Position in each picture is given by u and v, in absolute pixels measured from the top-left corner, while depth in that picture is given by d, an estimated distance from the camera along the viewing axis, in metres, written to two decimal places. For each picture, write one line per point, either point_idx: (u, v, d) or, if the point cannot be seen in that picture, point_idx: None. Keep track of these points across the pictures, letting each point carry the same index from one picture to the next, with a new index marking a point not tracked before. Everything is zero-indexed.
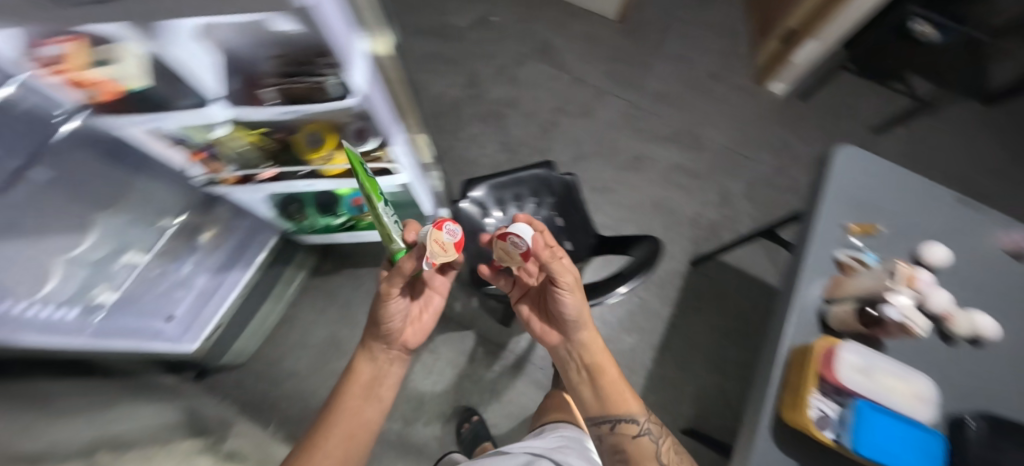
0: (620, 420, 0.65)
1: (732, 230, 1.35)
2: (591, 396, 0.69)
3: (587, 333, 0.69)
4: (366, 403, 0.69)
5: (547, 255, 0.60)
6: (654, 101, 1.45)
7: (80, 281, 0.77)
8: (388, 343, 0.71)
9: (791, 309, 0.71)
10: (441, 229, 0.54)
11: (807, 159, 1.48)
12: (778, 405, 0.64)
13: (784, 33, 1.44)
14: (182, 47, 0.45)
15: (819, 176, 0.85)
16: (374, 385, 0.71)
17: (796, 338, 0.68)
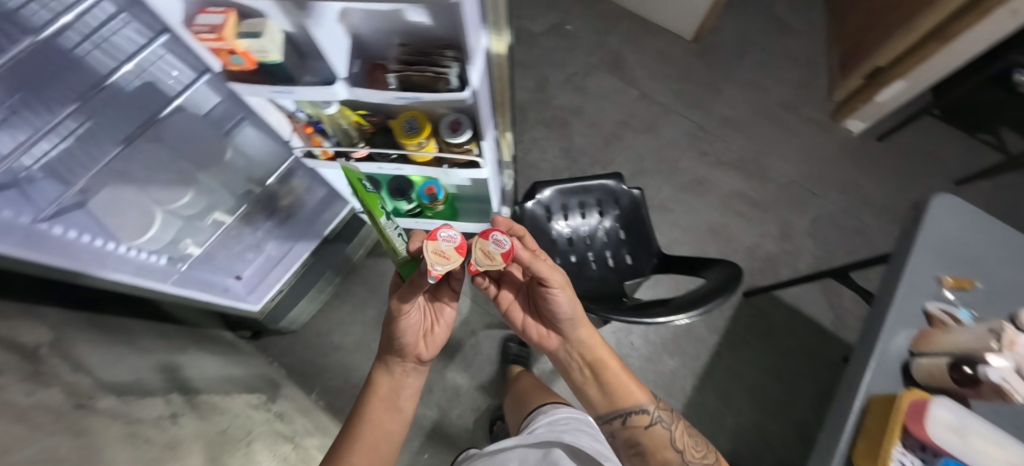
0: (631, 413, 0.71)
1: (792, 266, 1.30)
2: (598, 393, 0.75)
3: (585, 332, 0.76)
4: (387, 416, 0.72)
5: (530, 258, 0.63)
6: (721, 125, 1.43)
7: (173, 232, 0.83)
8: (401, 361, 0.74)
9: (871, 355, 0.67)
10: (437, 238, 0.55)
11: (879, 202, 1.41)
12: (851, 451, 0.61)
13: (869, 71, 1.33)
14: (323, 29, 0.46)
15: (908, 222, 0.80)
16: (392, 397, 0.74)
17: (875, 387, 0.65)
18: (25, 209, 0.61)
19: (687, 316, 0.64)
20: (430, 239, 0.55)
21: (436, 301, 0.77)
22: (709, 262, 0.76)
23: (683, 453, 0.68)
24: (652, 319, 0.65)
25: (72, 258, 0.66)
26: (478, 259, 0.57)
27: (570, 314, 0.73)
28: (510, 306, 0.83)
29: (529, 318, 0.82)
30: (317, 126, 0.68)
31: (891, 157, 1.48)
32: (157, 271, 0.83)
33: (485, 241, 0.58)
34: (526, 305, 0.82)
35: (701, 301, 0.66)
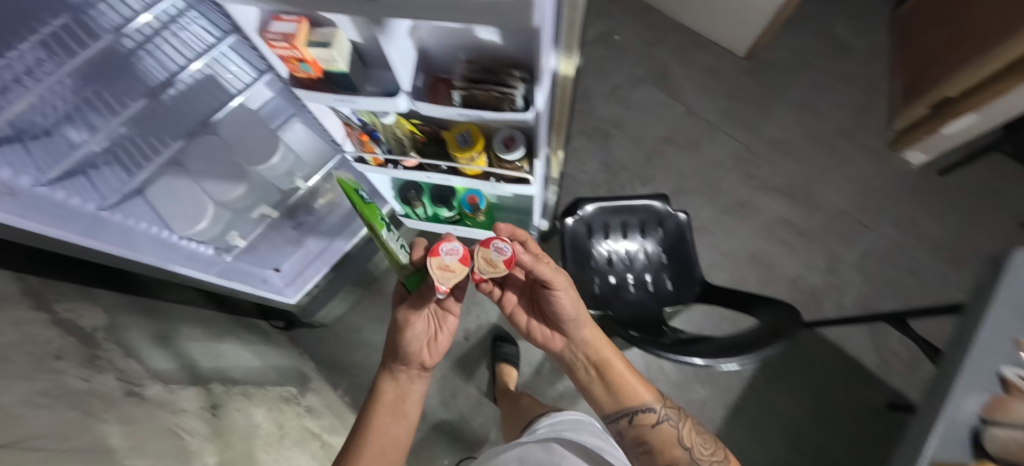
0: (637, 411, 0.69)
1: (837, 301, 1.23)
2: (603, 392, 0.74)
3: (589, 332, 0.74)
4: (393, 422, 0.70)
5: (534, 260, 0.63)
6: (769, 147, 1.38)
7: (223, 225, 0.87)
8: (403, 370, 0.73)
9: (937, 419, 0.59)
10: (439, 253, 0.56)
11: (940, 241, 1.31)
12: None
13: (937, 101, 1.23)
14: (393, 45, 0.45)
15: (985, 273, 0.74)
16: (400, 404, 0.73)
17: (939, 454, 0.58)
18: (92, 197, 0.65)
19: (733, 363, 0.56)
20: (434, 257, 0.56)
21: (441, 308, 0.75)
22: (762, 301, 0.72)
23: (692, 451, 0.65)
24: (682, 360, 0.58)
25: (128, 247, 0.68)
26: (480, 267, 0.57)
27: (574, 315, 0.72)
28: (514, 309, 0.81)
29: (533, 320, 0.80)
30: (372, 134, 0.67)
31: (954, 194, 1.36)
32: (207, 260, 0.86)
33: (486, 249, 0.57)
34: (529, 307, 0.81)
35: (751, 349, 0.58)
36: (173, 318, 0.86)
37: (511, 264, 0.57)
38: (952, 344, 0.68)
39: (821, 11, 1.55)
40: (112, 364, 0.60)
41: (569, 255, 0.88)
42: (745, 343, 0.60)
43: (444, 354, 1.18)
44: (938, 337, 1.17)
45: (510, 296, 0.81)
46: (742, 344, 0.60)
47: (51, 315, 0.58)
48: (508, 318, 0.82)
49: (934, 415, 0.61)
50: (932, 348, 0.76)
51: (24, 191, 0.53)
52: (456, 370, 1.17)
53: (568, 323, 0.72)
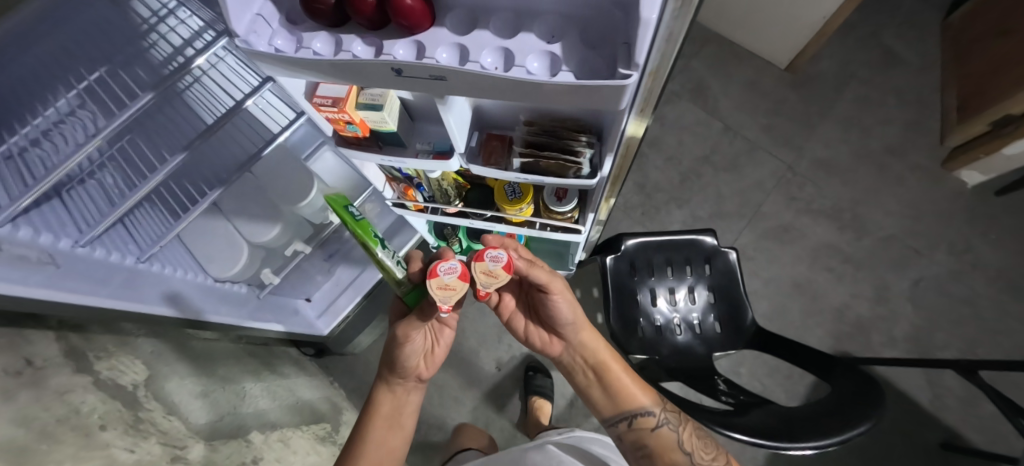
0: (635, 415, 0.61)
1: (886, 333, 1.16)
2: (602, 395, 0.66)
3: (583, 330, 0.68)
4: (391, 433, 0.66)
5: (526, 264, 0.57)
6: (812, 167, 1.32)
7: (258, 263, 0.87)
8: (401, 381, 0.68)
9: None
10: (438, 273, 0.48)
11: (1011, 270, 1.19)
12: None
13: (996, 118, 1.12)
14: (451, 114, 0.42)
15: None
16: (394, 419, 0.67)
17: None
18: (130, 249, 0.64)
19: (801, 449, 0.48)
20: (438, 286, 0.48)
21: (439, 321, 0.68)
22: (837, 364, 0.64)
23: (693, 456, 0.58)
24: (729, 434, 0.51)
25: (170, 303, 0.66)
26: (483, 282, 0.49)
27: (570, 316, 0.65)
28: (512, 315, 0.73)
29: (530, 325, 0.73)
30: (419, 188, 0.66)
31: (1018, 216, 1.23)
32: (241, 299, 0.87)
33: (482, 262, 0.49)
34: (527, 311, 0.73)
35: (822, 431, 0.50)
36: (215, 356, 0.88)
37: (508, 269, 0.49)
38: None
39: (871, 19, 1.46)
40: (159, 425, 0.60)
41: (612, 294, 0.85)
42: (815, 420, 0.52)
43: (477, 384, 1.18)
44: (1007, 378, 1.05)
45: (507, 300, 0.72)
46: (811, 423, 0.52)
47: (95, 378, 0.56)
48: (504, 324, 0.75)
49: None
50: (1016, 411, 0.72)
51: (64, 255, 0.51)
52: (489, 402, 1.18)
53: (564, 326, 0.66)
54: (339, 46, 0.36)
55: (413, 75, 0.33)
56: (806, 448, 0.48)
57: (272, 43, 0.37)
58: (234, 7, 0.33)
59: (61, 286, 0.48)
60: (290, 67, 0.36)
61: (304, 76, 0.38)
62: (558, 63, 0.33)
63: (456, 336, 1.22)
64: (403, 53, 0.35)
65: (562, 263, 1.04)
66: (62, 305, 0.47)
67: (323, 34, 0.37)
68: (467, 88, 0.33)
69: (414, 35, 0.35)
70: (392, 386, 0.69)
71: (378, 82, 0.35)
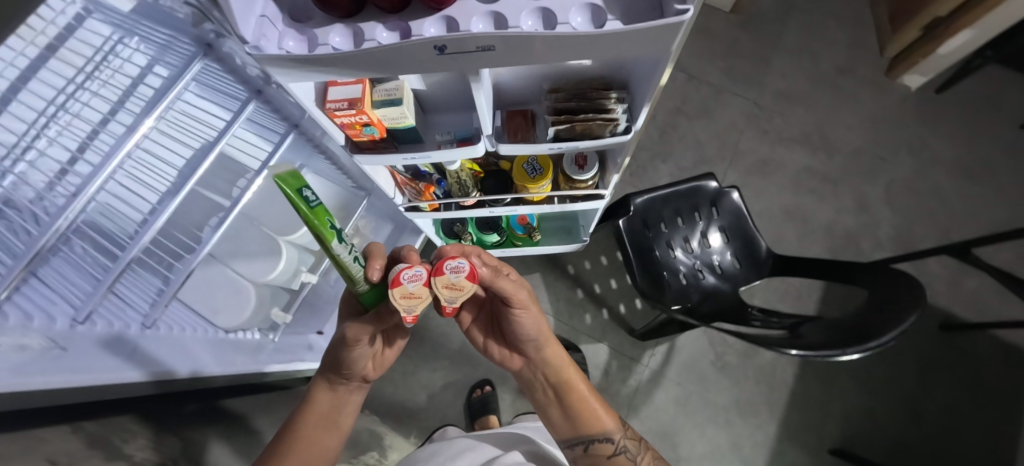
0: (594, 441, 0.60)
1: (873, 238, 1.26)
2: (559, 416, 0.63)
3: (550, 348, 0.62)
4: (325, 434, 0.58)
5: (491, 274, 0.49)
6: (776, 99, 1.39)
7: (268, 304, 0.80)
8: (345, 381, 0.60)
9: None
10: (400, 280, 0.41)
11: (963, 157, 1.31)
12: None
13: (927, 22, 1.21)
14: (482, 92, 0.40)
15: None
16: (328, 420, 0.59)
17: None
18: (130, 316, 0.57)
19: (852, 353, 0.49)
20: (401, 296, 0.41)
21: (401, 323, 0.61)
22: (864, 269, 0.67)
23: None
24: (782, 349, 0.52)
25: (195, 362, 0.63)
26: (449, 298, 0.43)
27: (535, 334, 0.60)
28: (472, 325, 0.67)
29: (490, 338, 0.68)
30: (440, 183, 0.64)
31: (961, 108, 1.35)
32: (254, 347, 0.80)
33: (442, 275, 0.42)
34: (490, 322, 0.68)
35: (878, 332, 0.51)
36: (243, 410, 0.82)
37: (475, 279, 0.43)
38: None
39: None
40: None
41: (632, 255, 0.86)
42: (870, 327, 0.53)
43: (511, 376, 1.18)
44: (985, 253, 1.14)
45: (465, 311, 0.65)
46: (864, 331, 0.53)
47: (130, 463, 0.51)
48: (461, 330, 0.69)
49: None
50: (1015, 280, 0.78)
51: (65, 336, 0.46)
52: None
53: (524, 340, 0.61)
54: (359, 38, 0.33)
55: (456, 51, 0.31)
56: (848, 354, 0.49)
57: (282, 46, 0.33)
58: (238, 10, 0.29)
59: (77, 369, 0.43)
60: (311, 68, 0.33)
61: (325, 78, 0.35)
62: (602, 13, 0.32)
63: None
64: (434, 32, 0.32)
65: (574, 238, 1.04)
66: (76, 388, 0.43)
67: (338, 26, 0.34)
68: (515, 54, 0.32)
69: (442, 11, 0.33)
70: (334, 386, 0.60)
71: (415, 67, 0.33)
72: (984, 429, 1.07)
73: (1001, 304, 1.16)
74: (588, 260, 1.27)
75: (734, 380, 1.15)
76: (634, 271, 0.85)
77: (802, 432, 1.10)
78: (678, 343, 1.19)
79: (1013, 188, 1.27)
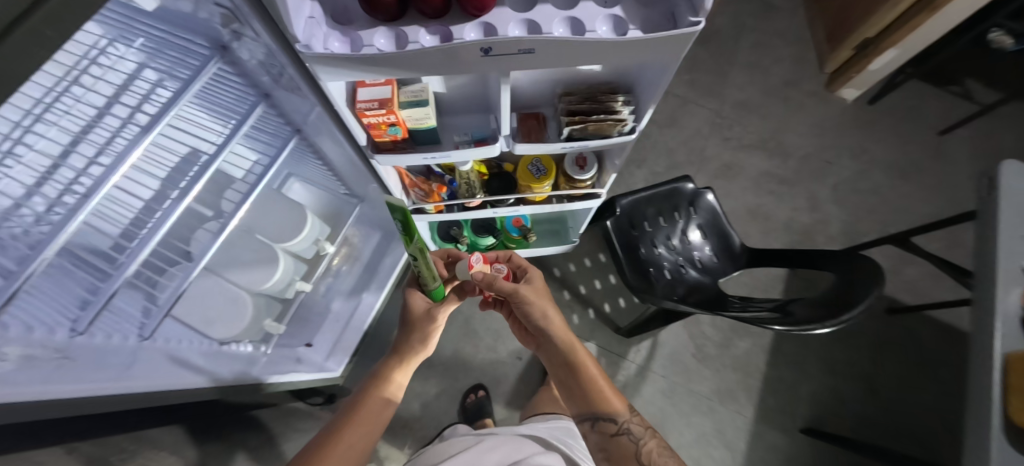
0: (597, 418, 0.61)
1: (825, 233, 1.40)
2: (569, 395, 0.66)
3: (557, 326, 0.67)
4: (386, 407, 0.65)
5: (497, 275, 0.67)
6: (735, 109, 1.53)
7: (261, 315, 0.78)
8: (412, 361, 0.71)
9: (994, 311, 0.68)
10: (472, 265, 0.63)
11: (890, 161, 1.50)
12: (1005, 408, 0.62)
13: (859, 42, 1.40)
14: (506, 97, 0.44)
15: (981, 194, 0.80)
16: (386, 404, 0.65)
17: (1006, 348, 0.66)
18: (129, 328, 0.55)
19: (822, 327, 0.56)
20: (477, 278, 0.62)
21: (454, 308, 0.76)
22: (828, 256, 0.76)
23: None
24: (768, 326, 0.59)
25: (196, 374, 0.61)
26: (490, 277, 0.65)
27: (542, 311, 0.66)
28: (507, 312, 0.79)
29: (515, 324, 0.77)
30: (451, 184, 0.66)
31: (888, 118, 1.55)
32: (247, 359, 0.76)
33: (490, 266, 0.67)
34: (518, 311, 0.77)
35: (848, 308, 0.58)
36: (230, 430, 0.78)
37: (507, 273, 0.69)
38: (979, 263, 0.75)
39: None
40: None
41: (621, 253, 0.91)
42: (839, 303, 0.61)
43: (504, 379, 1.18)
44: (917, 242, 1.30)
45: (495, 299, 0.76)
46: (836, 307, 0.60)
47: None
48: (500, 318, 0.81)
49: (989, 312, 0.69)
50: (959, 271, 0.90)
51: (67, 346, 0.43)
52: (520, 393, 1.18)
53: (534, 323, 0.68)
54: (402, 39, 0.36)
55: (500, 53, 0.35)
56: (819, 328, 0.56)
57: (327, 46, 0.35)
58: (292, 11, 0.31)
59: (86, 380, 0.42)
60: (355, 66, 0.35)
61: (365, 77, 0.37)
62: (623, 24, 0.37)
63: (470, 340, 1.21)
64: (474, 36, 0.36)
65: (563, 239, 1.08)
66: (85, 398, 0.41)
67: (381, 29, 0.36)
68: (549, 58, 0.36)
69: (480, 18, 0.36)
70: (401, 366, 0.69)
71: (457, 67, 0.37)
72: (929, 400, 1.20)
73: (933, 288, 1.32)
74: (573, 262, 1.32)
75: (714, 370, 1.23)
76: (625, 268, 0.89)
77: (776, 414, 1.19)
78: (661, 338, 1.25)
79: (935, 187, 1.46)
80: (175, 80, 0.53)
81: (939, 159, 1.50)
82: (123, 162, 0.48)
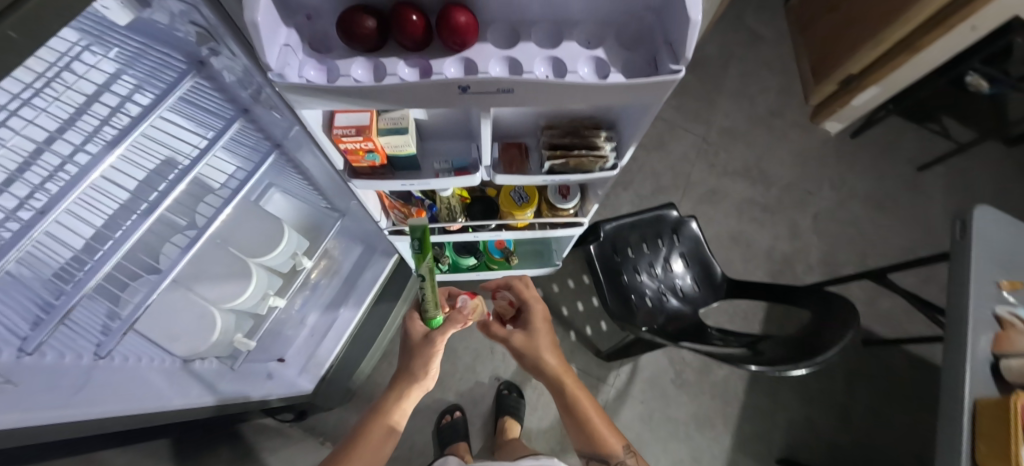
0: (599, 456, 0.68)
1: (805, 262, 1.43)
2: (574, 430, 0.72)
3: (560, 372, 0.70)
4: (386, 442, 0.65)
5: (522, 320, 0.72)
6: (721, 136, 1.57)
7: (230, 332, 0.75)
8: (412, 393, 0.68)
9: (965, 356, 0.69)
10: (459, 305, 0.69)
11: (867, 194, 1.54)
12: (974, 452, 0.64)
13: (843, 78, 1.45)
14: (487, 128, 0.43)
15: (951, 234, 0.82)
16: (389, 436, 0.65)
17: (975, 392, 0.68)
18: (82, 345, 0.52)
19: (799, 369, 0.55)
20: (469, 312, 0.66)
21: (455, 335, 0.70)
22: (806, 291, 0.77)
23: None
24: (745, 366, 0.57)
25: (156, 399, 0.57)
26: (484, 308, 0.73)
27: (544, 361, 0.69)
28: None
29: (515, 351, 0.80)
30: (431, 208, 0.65)
31: (868, 152, 1.60)
32: (214, 377, 0.74)
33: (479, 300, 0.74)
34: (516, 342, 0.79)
35: (823, 348, 0.58)
36: (192, 450, 0.74)
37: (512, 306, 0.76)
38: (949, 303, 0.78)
39: (733, 8, 1.78)
40: None
41: (603, 278, 0.91)
42: (815, 343, 0.61)
43: (481, 399, 1.16)
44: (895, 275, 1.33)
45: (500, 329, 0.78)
46: (812, 346, 0.60)
47: None
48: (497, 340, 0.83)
49: (959, 355, 0.71)
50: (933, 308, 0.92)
51: (9, 368, 0.40)
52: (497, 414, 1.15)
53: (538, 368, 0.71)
54: (380, 71, 0.35)
55: (478, 91, 0.34)
56: (797, 370, 0.55)
57: (302, 75, 0.35)
58: (265, 39, 0.31)
59: (29, 406, 0.39)
60: (330, 97, 0.35)
61: (340, 106, 0.36)
62: (605, 67, 0.38)
63: (449, 358, 1.19)
64: (454, 71, 0.36)
65: (547, 261, 1.08)
66: (27, 427, 0.38)
67: (360, 60, 0.36)
68: (530, 96, 0.36)
69: (462, 52, 0.36)
70: (400, 400, 0.67)
71: (433, 102, 0.36)
72: (902, 434, 1.22)
73: (908, 320, 1.35)
74: (556, 283, 1.31)
75: (693, 397, 1.23)
76: (608, 296, 0.88)
77: (754, 442, 1.19)
78: (641, 362, 1.25)
79: (911, 221, 1.51)
80: (148, 89, 0.52)
81: (915, 194, 1.55)
82: (86, 176, 0.46)
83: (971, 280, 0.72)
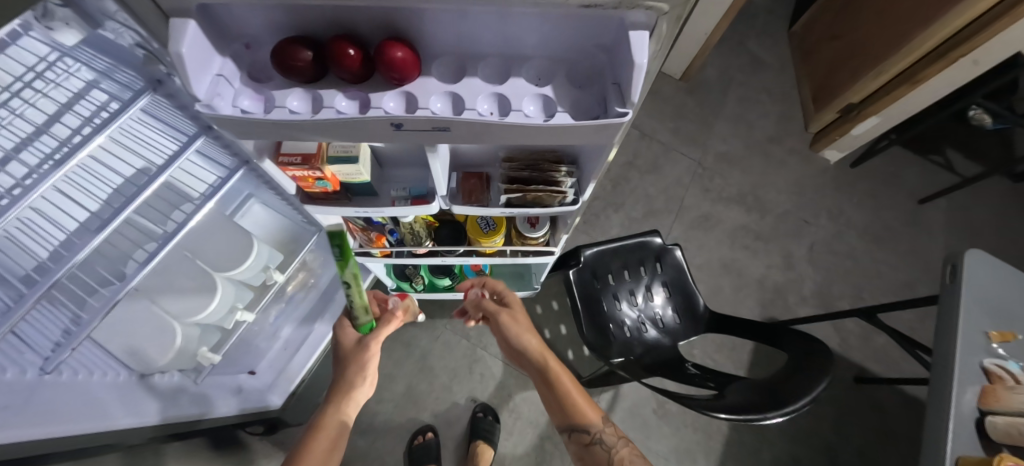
0: (574, 428, 0.62)
1: (798, 293, 1.39)
2: (550, 405, 0.66)
3: (535, 346, 0.69)
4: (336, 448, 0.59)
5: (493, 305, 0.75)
6: (716, 160, 1.55)
7: (193, 343, 0.74)
8: (354, 397, 0.65)
9: (948, 409, 0.66)
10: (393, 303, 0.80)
11: (864, 225, 1.51)
12: None
13: (843, 106, 1.43)
14: (439, 161, 0.42)
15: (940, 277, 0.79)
16: (340, 432, 0.61)
17: (957, 449, 0.64)
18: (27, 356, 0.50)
19: (774, 417, 0.53)
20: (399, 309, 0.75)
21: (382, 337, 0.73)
22: (784, 332, 0.75)
23: None
24: (714, 413, 0.54)
25: (103, 418, 0.56)
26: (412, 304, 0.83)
27: (516, 338, 0.69)
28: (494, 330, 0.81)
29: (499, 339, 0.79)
30: (392, 234, 0.65)
31: (866, 182, 1.57)
32: (173, 392, 0.72)
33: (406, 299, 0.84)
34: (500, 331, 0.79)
35: (794, 396, 0.56)
36: None
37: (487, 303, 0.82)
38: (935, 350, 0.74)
39: (734, 32, 1.77)
40: None
41: (581, 306, 0.88)
42: (786, 389, 0.59)
43: (455, 420, 1.13)
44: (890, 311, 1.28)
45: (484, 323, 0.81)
46: (784, 392, 0.58)
47: None
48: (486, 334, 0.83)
49: (943, 407, 0.67)
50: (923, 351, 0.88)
51: None
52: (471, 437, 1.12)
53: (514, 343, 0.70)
54: (318, 103, 0.35)
55: (413, 128, 0.33)
56: (773, 418, 0.53)
57: (236, 105, 0.34)
58: (193, 71, 0.30)
59: None
60: (263, 128, 0.34)
61: (275, 138, 0.35)
62: (552, 105, 0.37)
63: (425, 376, 1.17)
64: (393, 106, 0.35)
65: (527, 284, 1.06)
66: None
67: (297, 91, 0.35)
68: (469, 135, 0.35)
69: (402, 86, 0.35)
70: (341, 403, 0.64)
71: (372, 136, 0.35)
72: None
73: (904, 359, 1.30)
74: (540, 304, 1.29)
75: (675, 429, 1.18)
76: (585, 325, 0.86)
77: None
78: (622, 390, 1.21)
79: (909, 255, 1.47)
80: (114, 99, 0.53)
81: (914, 227, 1.51)
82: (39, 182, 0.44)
83: (958, 328, 0.69)
